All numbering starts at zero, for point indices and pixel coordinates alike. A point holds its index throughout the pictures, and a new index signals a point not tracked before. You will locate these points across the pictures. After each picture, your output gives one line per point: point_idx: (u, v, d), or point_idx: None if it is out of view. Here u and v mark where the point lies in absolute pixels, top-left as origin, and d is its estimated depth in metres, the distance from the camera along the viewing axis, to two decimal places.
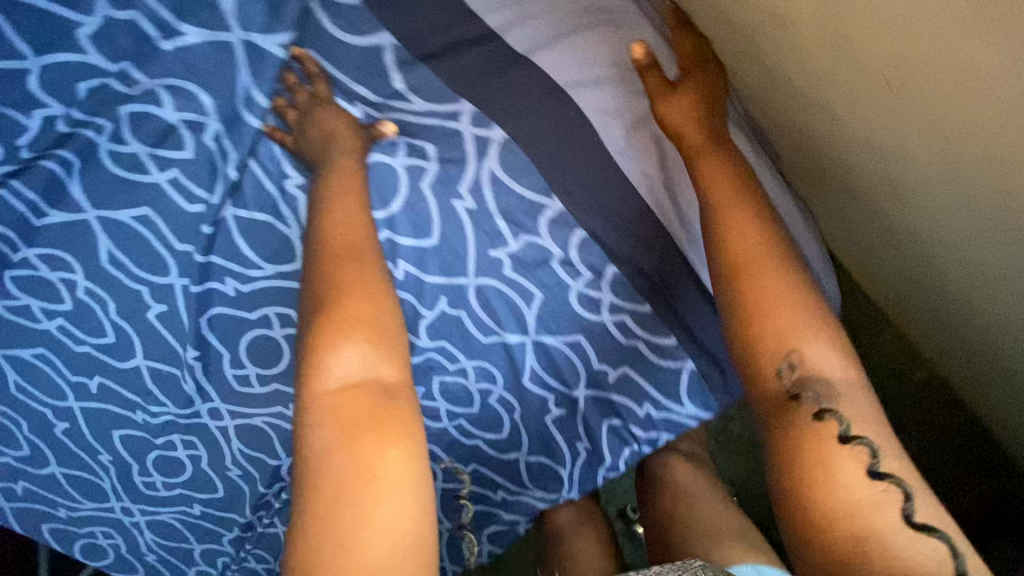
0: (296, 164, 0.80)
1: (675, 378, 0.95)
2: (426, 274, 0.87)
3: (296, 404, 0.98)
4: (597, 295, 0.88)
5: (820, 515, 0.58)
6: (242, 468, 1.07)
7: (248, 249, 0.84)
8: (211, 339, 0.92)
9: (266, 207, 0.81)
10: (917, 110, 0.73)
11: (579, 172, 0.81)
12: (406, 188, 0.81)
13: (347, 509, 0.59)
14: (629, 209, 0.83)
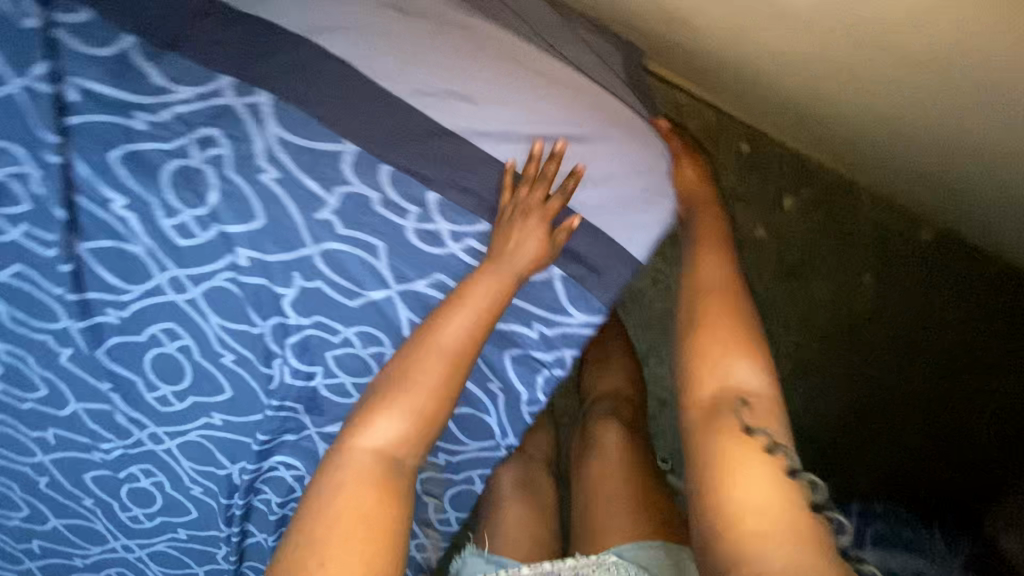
0: (106, 182, 0.84)
1: (550, 288, 0.92)
2: (267, 253, 0.87)
3: (218, 411, 1.03)
4: (432, 226, 0.85)
5: (727, 508, 0.68)
6: (202, 484, 1.12)
7: (108, 274, 0.90)
8: (118, 369, 0.99)
9: (105, 231, 0.87)
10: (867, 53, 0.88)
11: (350, 107, 0.79)
12: (212, 177, 0.82)
13: (347, 543, 0.70)
14: (413, 127, 0.79)
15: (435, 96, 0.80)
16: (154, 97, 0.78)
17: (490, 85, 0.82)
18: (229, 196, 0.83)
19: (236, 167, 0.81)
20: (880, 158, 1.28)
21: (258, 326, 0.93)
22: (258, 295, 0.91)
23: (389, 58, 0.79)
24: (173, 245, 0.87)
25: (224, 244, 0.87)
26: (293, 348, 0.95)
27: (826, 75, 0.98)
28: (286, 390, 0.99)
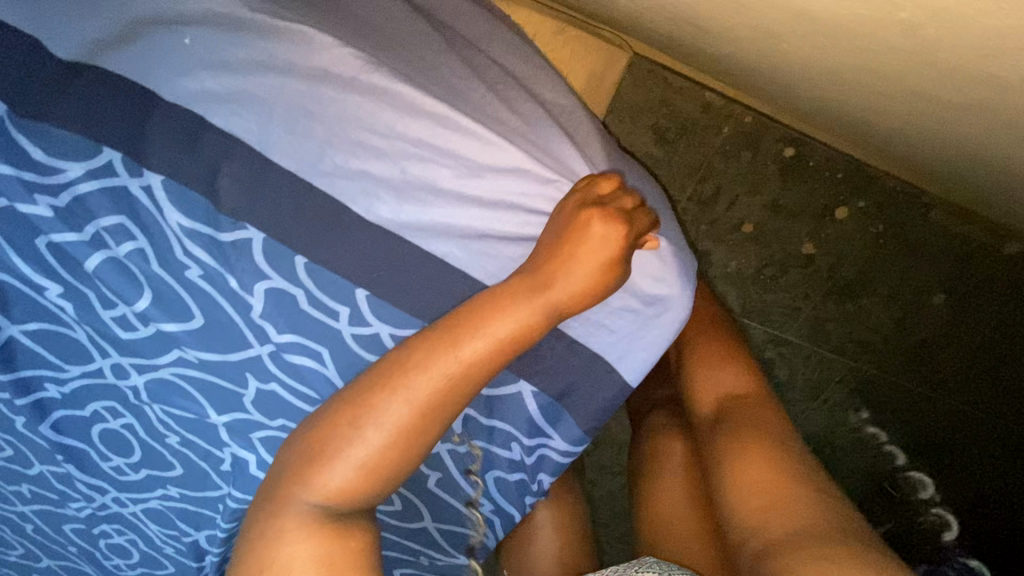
0: (22, 260, 0.71)
1: (522, 403, 0.71)
2: (217, 354, 0.70)
3: (173, 485, 0.93)
4: (377, 329, 0.64)
5: (769, 528, 0.63)
6: (172, 545, 1.04)
7: (45, 353, 0.81)
8: (68, 441, 0.93)
9: (38, 313, 0.77)
10: (910, 77, 0.71)
11: (246, 195, 0.57)
12: (139, 270, 0.66)
13: (291, 573, 0.57)
14: (332, 218, 0.58)
15: (347, 178, 0.57)
16: (49, 174, 0.61)
17: (424, 154, 0.57)
18: (152, 288, 0.67)
19: (155, 261, 0.64)
20: (944, 171, 1.07)
21: (213, 417, 0.78)
22: (201, 391, 0.76)
23: (273, 127, 0.55)
24: (113, 334, 0.75)
25: (167, 340, 0.72)
26: (241, 443, 0.80)
27: (900, 79, 0.72)
28: (240, 481, 0.84)
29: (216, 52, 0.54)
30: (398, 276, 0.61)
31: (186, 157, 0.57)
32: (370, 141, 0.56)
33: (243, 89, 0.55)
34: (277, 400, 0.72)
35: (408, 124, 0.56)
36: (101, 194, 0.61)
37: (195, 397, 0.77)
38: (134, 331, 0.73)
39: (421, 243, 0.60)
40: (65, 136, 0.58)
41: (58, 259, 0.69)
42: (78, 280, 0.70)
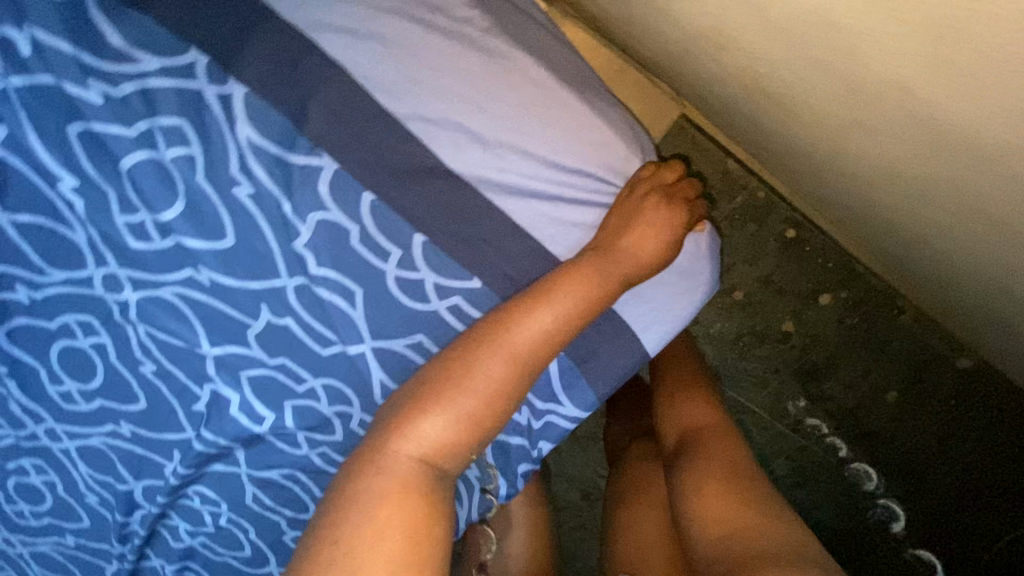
0: (50, 148, 0.70)
1: (542, 366, 0.76)
2: (240, 280, 0.75)
3: (128, 419, 0.90)
4: (413, 277, 0.72)
5: (716, 530, 0.68)
6: (98, 493, 0.98)
7: (31, 251, 0.77)
8: (19, 355, 0.85)
9: (38, 206, 0.74)
10: (970, 190, 0.67)
11: (339, 119, 0.65)
12: (179, 180, 0.69)
13: (378, 520, 0.58)
14: (416, 156, 0.66)
15: (439, 125, 0.66)
16: (117, 62, 0.64)
17: (500, 131, 0.67)
18: (188, 197, 0.70)
19: (206, 172, 0.68)
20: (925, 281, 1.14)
21: (207, 348, 0.81)
22: (205, 316, 0.78)
23: (385, 67, 0.64)
24: (122, 242, 0.74)
25: (183, 256, 0.74)
26: (229, 380, 0.83)
27: (916, 175, 0.73)
28: (217, 422, 0.86)
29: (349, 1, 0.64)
30: (440, 238, 0.70)
31: (289, 80, 0.64)
32: (463, 100, 0.65)
33: (362, 35, 0.64)
34: (287, 335, 0.78)
35: (499, 95, 0.66)
36: (169, 96, 0.65)
37: (190, 320, 0.79)
38: (151, 238, 0.73)
39: (468, 210, 0.68)
40: (160, 35, 0.63)
41: (92, 154, 0.69)
42: (102, 177, 0.71)
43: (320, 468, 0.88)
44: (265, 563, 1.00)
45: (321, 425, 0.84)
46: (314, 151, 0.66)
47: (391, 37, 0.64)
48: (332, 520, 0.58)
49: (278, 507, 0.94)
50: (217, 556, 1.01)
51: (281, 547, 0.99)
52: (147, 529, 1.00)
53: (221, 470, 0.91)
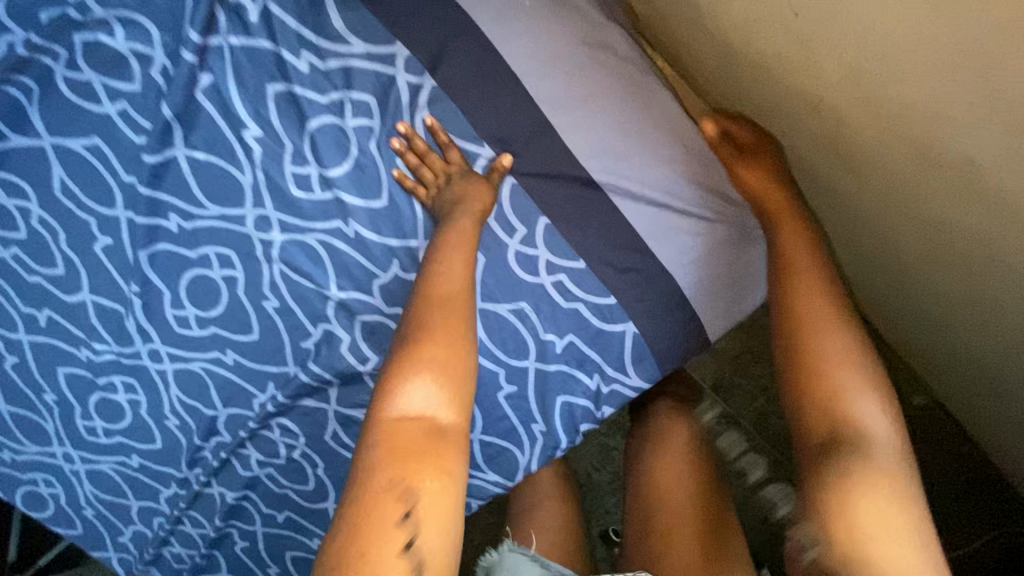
0: (245, 100, 0.81)
1: (619, 343, 0.93)
2: (381, 236, 0.88)
3: (234, 348, 0.99)
4: (532, 253, 0.88)
5: (862, 542, 0.58)
6: (180, 417, 1.06)
7: (194, 186, 0.86)
8: (150, 276, 0.93)
9: (216, 147, 0.84)
10: (959, 157, 0.67)
11: (506, 120, 0.81)
12: (356, 146, 0.83)
13: (416, 418, 0.64)
14: (558, 159, 0.83)
15: (583, 137, 0.83)
16: (331, 44, 0.79)
17: (628, 147, 0.84)
18: (357, 160, 0.84)
19: (379, 142, 0.83)
20: (967, 298, 0.86)
21: (332, 292, 0.93)
22: (340, 264, 0.91)
23: (549, 81, 0.81)
24: (285, 189, 0.86)
25: (338, 209, 0.87)
26: (344, 323, 0.95)
27: (907, 170, 0.76)
28: (325, 358, 0.98)
29: (532, 28, 0.80)
30: (561, 225, 0.86)
31: (473, 83, 0.80)
32: (604, 120, 0.83)
33: (538, 56, 0.81)
34: (409, 291, 0.91)
35: (629, 117, 0.84)
36: (367, 77, 0.79)
37: (326, 266, 0.91)
38: (313, 189, 0.86)
39: (591, 205, 0.85)
40: (374, 28, 0.78)
41: (281, 112, 0.81)
42: (285, 131, 0.83)
43: None
44: (325, 497, 1.12)
45: None
46: (479, 141, 0.81)
47: (558, 61, 0.81)
48: (381, 401, 0.66)
49: (353, 445, 1.06)
50: (279, 488, 1.11)
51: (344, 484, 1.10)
52: (219, 456, 1.08)
53: (311, 405, 1.03)
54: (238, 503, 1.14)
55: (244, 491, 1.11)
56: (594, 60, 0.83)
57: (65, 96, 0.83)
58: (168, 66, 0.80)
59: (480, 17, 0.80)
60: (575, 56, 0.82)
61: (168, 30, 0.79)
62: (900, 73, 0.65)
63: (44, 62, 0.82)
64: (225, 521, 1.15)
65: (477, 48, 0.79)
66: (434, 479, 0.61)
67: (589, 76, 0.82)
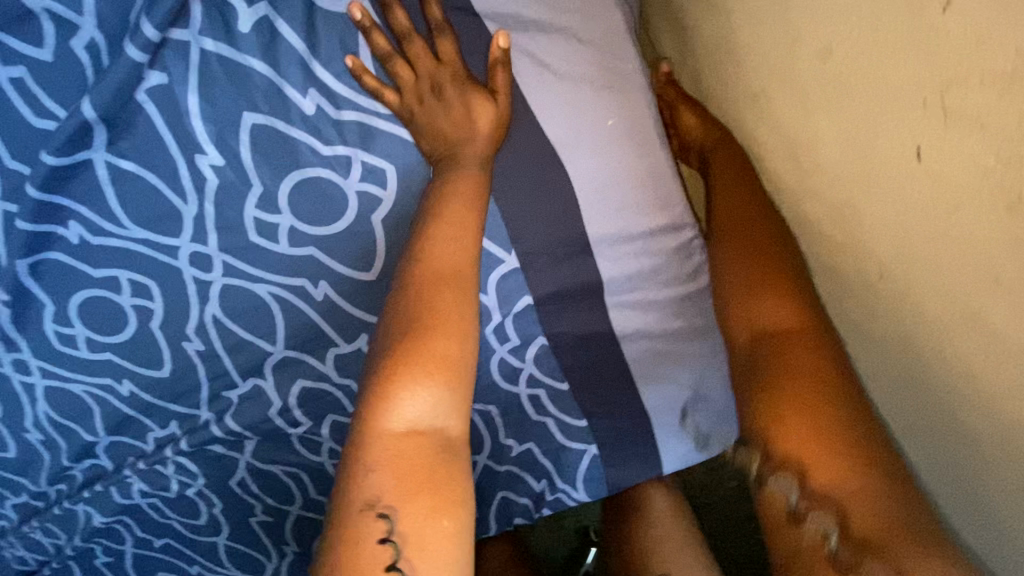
0: (207, 119, 0.60)
1: (577, 462, 0.87)
2: (358, 311, 0.74)
3: (132, 380, 0.80)
4: (516, 365, 0.80)
5: None
6: (46, 433, 0.86)
7: (112, 200, 0.65)
8: (29, 285, 0.71)
9: (153, 162, 0.63)
10: (921, 172, 0.53)
11: (540, 229, 0.70)
12: (354, 212, 0.66)
13: (417, 435, 0.55)
14: (581, 281, 0.74)
15: (619, 267, 0.73)
16: (350, 89, 0.62)
17: (659, 286, 0.76)
18: (349, 227, 0.67)
19: (385, 215, 0.67)
20: (945, 413, 0.64)
21: (277, 349, 0.78)
22: (291, 325, 0.75)
23: (598, 199, 0.70)
24: (239, 234, 0.67)
25: (307, 268, 0.70)
26: (280, 383, 0.81)
27: (889, 257, 0.60)
28: (248, 411, 0.84)
29: (598, 133, 0.68)
30: (559, 342, 0.78)
31: (516, 180, 0.68)
32: (647, 255, 0.73)
33: (597, 167, 0.69)
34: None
35: (675, 254, 0.75)
36: (389, 139, 0.64)
37: (274, 324, 0.75)
38: (279, 241, 0.68)
39: (598, 333, 0.78)
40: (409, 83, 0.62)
41: (257, 148, 0.62)
42: (256, 168, 0.63)
43: (328, 475, 0.92)
44: (216, 534, 1.00)
45: None
46: (506, 246, 0.71)
47: (617, 179, 0.70)
48: (367, 423, 0.55)
49: (261, 493, 0.95)
50: (163, 518, 0.98)
51: (242, 525, 0.99)
52: (94, 477, 0.92)
53: (219, 451, 0.89)
54: (108, 525, 0.99)
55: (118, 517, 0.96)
56: (655, 184, 0.72)
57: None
58: (102, 45, 0.58)
59: (544, 105, 0.67)
60: (637, 175, 0.71)
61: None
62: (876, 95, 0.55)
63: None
64: (87, 537, 1.00)
65: (532, 142, 0.67)
66: (432, 503, 0.53)
67: (643, 201, 0.71)
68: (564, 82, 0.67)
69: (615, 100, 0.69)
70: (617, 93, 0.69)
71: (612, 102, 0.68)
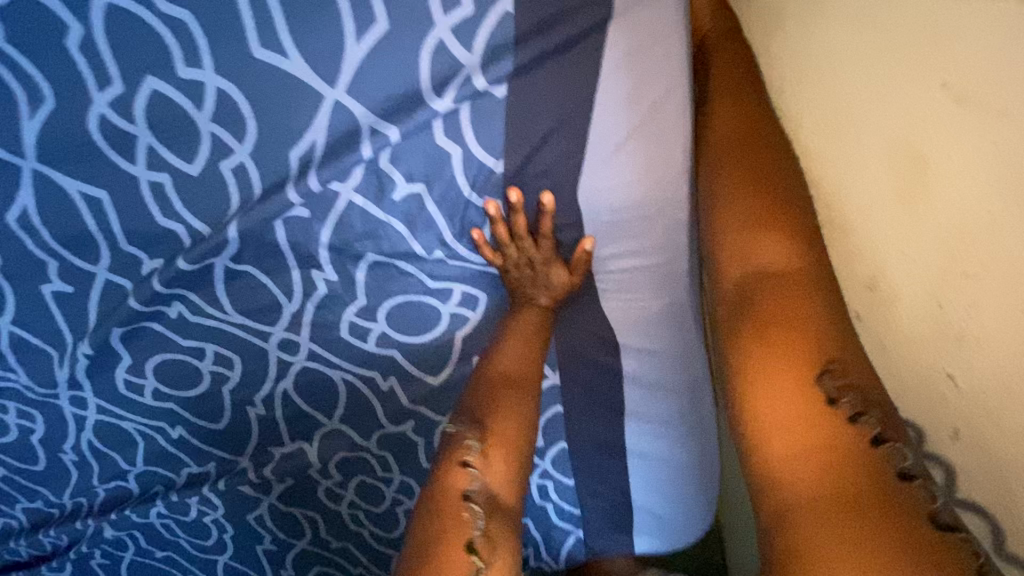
0: (331, 247, 0.72)
1: (564, 538, 1.00)
2: (416, 403, 0.83)
3: (186, 426, 0.87)
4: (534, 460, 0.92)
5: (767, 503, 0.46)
6: (83, 456, 0.91)
7: (221, 292, 0.74)
8: (115, 344, 0.77)
9: (269, 269, 0.73)
10: (949, 254, 0.41)
11: (587, 365, 0.83)
12: (441, 332, 0.78)
13: (477, 492, 0.61)
14: (610, 411, 0.86)
15: (645, 410, 0.86)
16: (462, 244, 0.73)
17: (680, 431, 0.87)
18: (433, 341, 0.79)
19: (465, 337, 0.79)
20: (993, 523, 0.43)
21: (329, 422, 0.86)
22: (350, 404, 0.84)
23: (640, 359, 0.82)
24: (332, 330, 0.77)
25: (383, 364, 0.80)
26: (323, 446, 0.89)
27: (902, 360, 0.48)
28: (284, 462, 0.91)
29: (657, 312, 0.78)
30: (578, 451, 0.90)
31: (575, 324, 0.81)
32: (672, 407, 0.85)
33: (646, 336, 0.80)
34: (409, 446, 0.89)
35: (696, 409, 0.86)
36: (484, 278, 0.76)
37: (336, 401, 0.84)
38: (368, 340, 0.78)
39: (613, 452, 0.89)
40: (511, 250, 0.72)
41: (370, 276, 0.74)
42: (364, 287, 0.74)
43: (339, 519, 0.99)
44: (219, 554, 1.03)
45: (373, 500, 0.96)
46: (554, 368, 0.83)
47: (660, 348, 0.81)
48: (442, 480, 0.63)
49: (274, 528, 0.99)
50: (171, 535, 1.01)
51: (247, 551, 1.02)
52: (115, 497, 0.96)
53: (246, 490, 0.94)
54: (115, 537, 1.01)
55: (127, 533, 0.99)
56: (694, 356, 0.82)
57: (91, 134, 0.62)
58: (248, 168, 0.65)
59: (614, 285, 0.77)
60: (680, 348, 0.81)
61: (270, 139, 0.63)
62: (932, 43, 0.39)
63: (76, 86, 0.60)
64: (90, 546, 1.01)
65: (596, 306, 0.79)
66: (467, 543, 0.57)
67: (680, 365, 0.82)
68: (635, 271, 0.75)
69: (678, 288, 0.76)
70: (680, 283, 0.76)
71: (672, 290, 0.76)
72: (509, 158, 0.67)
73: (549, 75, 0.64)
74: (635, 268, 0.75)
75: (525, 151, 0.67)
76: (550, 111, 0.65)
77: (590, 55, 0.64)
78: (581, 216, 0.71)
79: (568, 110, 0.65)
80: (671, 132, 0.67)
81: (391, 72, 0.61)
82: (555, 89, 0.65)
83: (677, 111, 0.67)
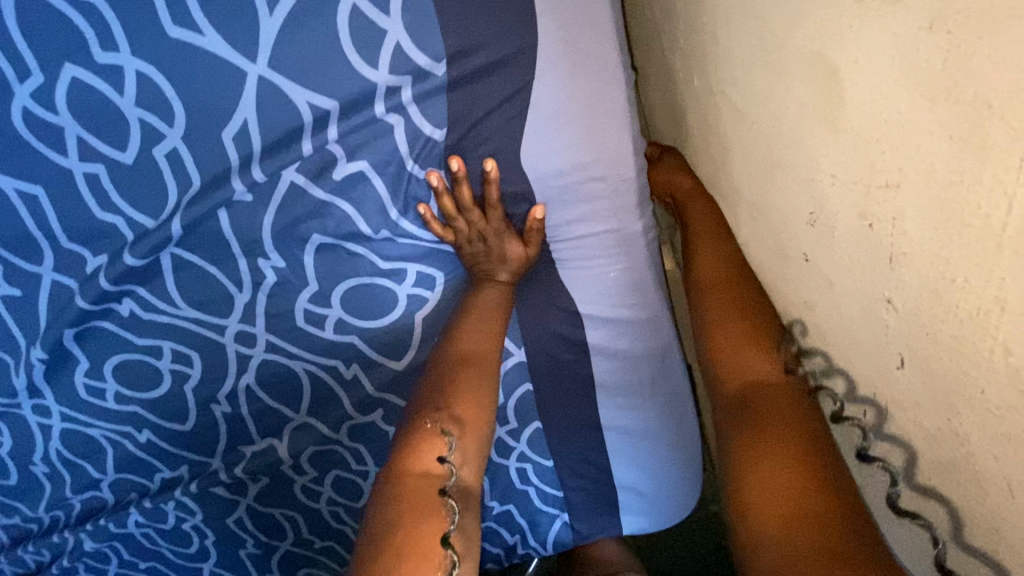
0: (275, 231, 0.70)
1: (550, 524, 0.96)
2: (382, 390, 0.82)
3: (152, 429, 0.85)
4: (510, 443, 0.89)
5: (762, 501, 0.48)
6: (53, 468, 0.90)
7: (170, 285, 0.72)
8: (70, 346, 0.76)
9: (215, 257, 0.71)
10: (873, 166, 0.39)
11: (553, 341, 0.81)
12: (398, 314, 0.77)
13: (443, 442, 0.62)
14: (582, 386, 0.84)
15: (616, 383, 0.83)
16: (411, 221, 0.72)
17: (653, 402, 0.85)
18: (391, 324, 0.77)
19: (424, 317, 0.77)
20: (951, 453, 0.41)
21: (297, 415, 0.85)
22: (315, 395, 0.83)
23: (605, 330, 0.80)
24: (287, 318, 0.76)
25: (344, 351, 0.79)
26: (293, 442, 0.88)
27: (847, 291, 0.46)
28: (256, 460, 0.89)
29: (619, 279, 0.76)
30: (553, 431, 0.88)
31: (536, 299, 0.79)
32: (644, 378, 0.83)
33: (609, 305, 0.78)
34: (380, 436, 0.86)
35: (667, 379, 0.84)
36: (436, 254, 0.75)
37: (301, 393, 0.82)
38: (325, 326, 0.77)
39: (589, 427, 0.87)
40: (460, 223, 0.70)
41: (320, 259, 0.73)
42: (315, 272, 0.73)
43: (320, 519, 0.95)
44: (205, 561, 0.98)
45: (351, 495, 0.92)
46: (518, 343, 0.81)
47: (624, 316, 0.79)
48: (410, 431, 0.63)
49: (255, 530, 0.96)
50: (153, 545, 0.97)
51: (231, 557, 0.98)
52: (91, 509, 0.94)
53: (220, 493, 0.92)
54: (96, 551, 0.97)
55: (108, 544, 0.96)
56: (659, 324, 0.81)
57: (18, 130, 0.62)
58: (181, 153, 0.64)
59: (570, 255, 0.75)
60: (644, 316, 0.79)
61: (199, 121, 0.62)
62: None
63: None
64: (70, 562, 0.97)
65: (555, 278, 0.78)
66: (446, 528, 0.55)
67: (646, 335, 0.80)
68: (591, 237, 0.73)
69: (636, 252, 0.75)
70: (637, 246, 0.75)
71: (631, 255, 0.75)
72: (449, 126, 0.66)
73: (474, 39, 0.63)
74: (591, 235, 0.73)
75: (462, 117, 0.66)
76: (483, 75, 0.64)
77: (516, 15, 0.63)
78: (528, 183, 0.70)
79: (500, 74, 0.64)
80: (607, 89, 0.67)
81: (311, 42, 0.60)
82: (487, 50, 0.63)
83: (611, 68, 0.66)
